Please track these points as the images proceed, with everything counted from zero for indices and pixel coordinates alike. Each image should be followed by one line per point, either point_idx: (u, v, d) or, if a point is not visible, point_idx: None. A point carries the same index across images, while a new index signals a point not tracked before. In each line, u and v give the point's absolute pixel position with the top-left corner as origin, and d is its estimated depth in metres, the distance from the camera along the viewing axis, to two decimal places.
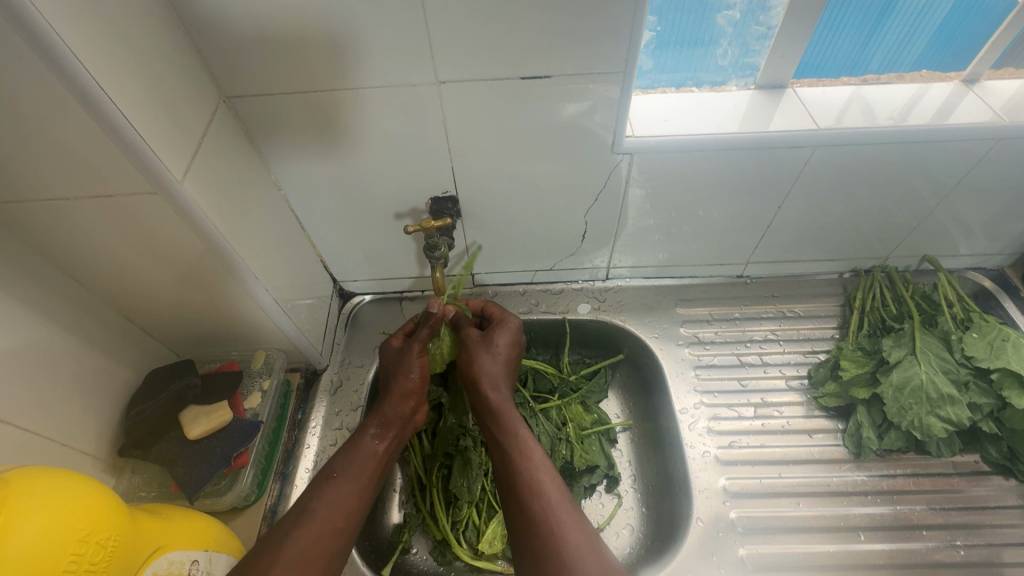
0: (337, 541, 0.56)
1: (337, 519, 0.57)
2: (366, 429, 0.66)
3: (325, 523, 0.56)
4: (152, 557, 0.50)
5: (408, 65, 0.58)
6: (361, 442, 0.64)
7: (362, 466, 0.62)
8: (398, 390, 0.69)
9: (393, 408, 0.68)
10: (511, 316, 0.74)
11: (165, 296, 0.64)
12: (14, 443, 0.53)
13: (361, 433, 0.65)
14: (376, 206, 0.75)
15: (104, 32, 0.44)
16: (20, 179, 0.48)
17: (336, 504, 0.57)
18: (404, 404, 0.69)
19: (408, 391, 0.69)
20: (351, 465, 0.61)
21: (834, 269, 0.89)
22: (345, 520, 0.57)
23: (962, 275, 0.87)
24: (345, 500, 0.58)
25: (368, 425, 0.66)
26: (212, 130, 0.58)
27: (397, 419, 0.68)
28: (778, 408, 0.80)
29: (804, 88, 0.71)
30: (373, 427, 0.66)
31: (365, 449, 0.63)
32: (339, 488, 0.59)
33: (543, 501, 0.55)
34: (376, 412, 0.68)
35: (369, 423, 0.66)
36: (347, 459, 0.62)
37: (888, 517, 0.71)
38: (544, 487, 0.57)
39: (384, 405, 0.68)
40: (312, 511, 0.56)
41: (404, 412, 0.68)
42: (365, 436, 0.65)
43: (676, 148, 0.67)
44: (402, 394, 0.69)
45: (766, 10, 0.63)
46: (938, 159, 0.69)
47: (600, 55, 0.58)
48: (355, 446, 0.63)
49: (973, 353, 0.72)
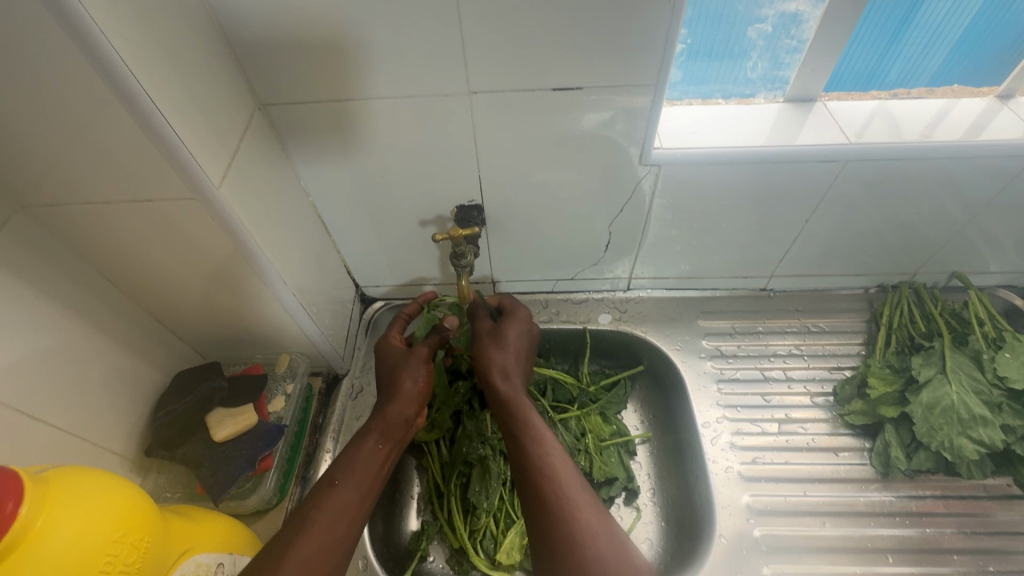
0: (337, 552, 0.55)
1: (339, 529, 0.56)
2: (367, 434, 0.65)
3: (326, 532, 0.55)
4: (181, 558, 0.51)
5: (440, 74, 0.59)
6: (362, 448, 0.63)
7: (363, 473, 0.61)
8: (402, 393, 0.69)
9: (396, 410, 0.67)
10: (523, 308, 0.77)
11: (193, 299, 0.65)
12: (45, 440, 0.54)
13: (363, 437, 0.64)
14: (402, 213, 0.75)
15: (150, 40, 0.45)
16: (63, 181, 0.49)
17: (340, 513, 0.57)
18: (407, 407, 0.68)
19: (412, 393, 0.69)
20: (354, 472, 0.61)
21: (859, 284, 0.87)
22: (345, 529, 0.56)
23: (993, 292, 0.85)
24: (347, 509, 0.57)
25: (371, 430, 0.65)
26: (248, 135, 0.59)
27: (400, 424, 0.67)
28: (802, 425, 0.79)
29: (834, 101, 0.70)
30: (375, 433, 0.65)
31: (365, 456, 0.63)
32: (342, 497, 0.58)
33: (553, 491, 0.56)
34: (380, 418, 0.67)
35: (371, 428, 0.66)
36: (349, 465, 0.61)
37: (916, 539, 0.70)
38: (554, 463, 0.58)
39: (389, 409, 0.67)
40: (314, 519, 0.55)
41: (407, 416, 0.68)
42: (368, 443, 0.64)
43: (703, 160, 0.66)
44: (406, 398, 0.69)
45: (797, 24, 0.62)
46: (972, 176, 0.68)
47: (632, 67, 0.58)
48: (357, 453, 0.63)
49: (1006, 374, 0.70)
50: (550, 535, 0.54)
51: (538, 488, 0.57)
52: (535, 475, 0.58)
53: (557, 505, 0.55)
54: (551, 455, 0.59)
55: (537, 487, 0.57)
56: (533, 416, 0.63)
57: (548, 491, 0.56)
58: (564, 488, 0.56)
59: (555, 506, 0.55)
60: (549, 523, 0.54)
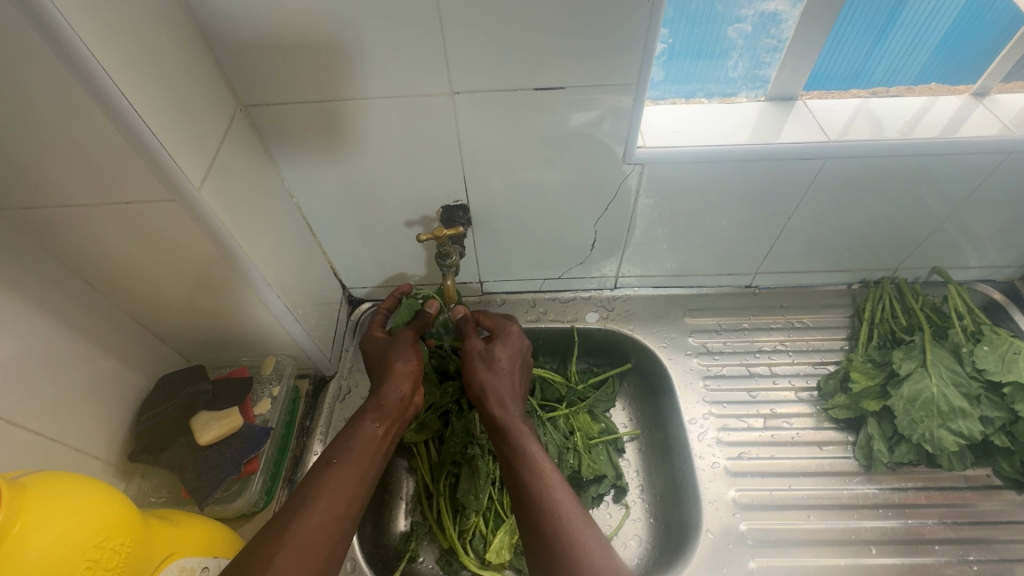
0: (337, 528, 0.55)
1: (339, 507, 0.56)
2: (365, 414, 0.64)
3: (327, 510, 0.55)
4: (163, 563, 0.50)
5: (423, 75, 0.59)
6: (360, 427, 0.62)
7: (361, 452, 0.61)
8: (395, 374, 0.67)
9: (392, 391, 0.66)
10: (514, 326, 0.76)
11: (177, 302, 0.64)
12: (26, 446, 0.54)
13: (360, 418, 0.63)
14: (387, 214, 0.75)
15: (127, 41, 0.45)
16: (40, 185, 0.49)
17: (339, 490, 0.57)
18: (403, 386, 0.66)
19: (407, 373, 0.67)
20: (351, 450, 0.60)
21: (843, 280, 0.88)
22: (345, 506, 0.57)
23: (972, 287, 0.86)
24: (346, 487, 0.57)
25: (367, 410, 0.64)
26: (230, 136, 0.59)
27: (397, 403, 0.65)
28: (787, 420, 0.80)
29: (814, 100, 0.71)
30: (370, 412, 0.64)
31: (363, 436, 0.62)
32: (340, 474, 0.58)
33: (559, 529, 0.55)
34: (374, 397, 0.65)
35: (368, 409, 0.64)
36: (347, 444, 0.61)
37: (899, 530, 0.71)
38: (554, 496, 0.58)
39: (383, 389, 0.66)
40: (313, 498, 0.56)
41: (404, 395, 0.66)
42: (365, 423, 0.63)
43: (685, 158, 0.67)
44: (401, 376, 0.67)
45: (776, 24, 0.63)
46: (949, 172, 0.69)
47: (614, 66, 0.58)
48: (355, 432, 0.62)
49: (984, 366, 0.72)
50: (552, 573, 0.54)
51: (541, 524, 0.57)
52: (537, 510, 0.58)
53: (560, 541, 0.55)
54: (551, 488, 0.59)
55: (540, 524, 0.57)
56: (533, 446, 0.63)
57: (551, 528, 0.56)
58: (566, 522, 0.56)
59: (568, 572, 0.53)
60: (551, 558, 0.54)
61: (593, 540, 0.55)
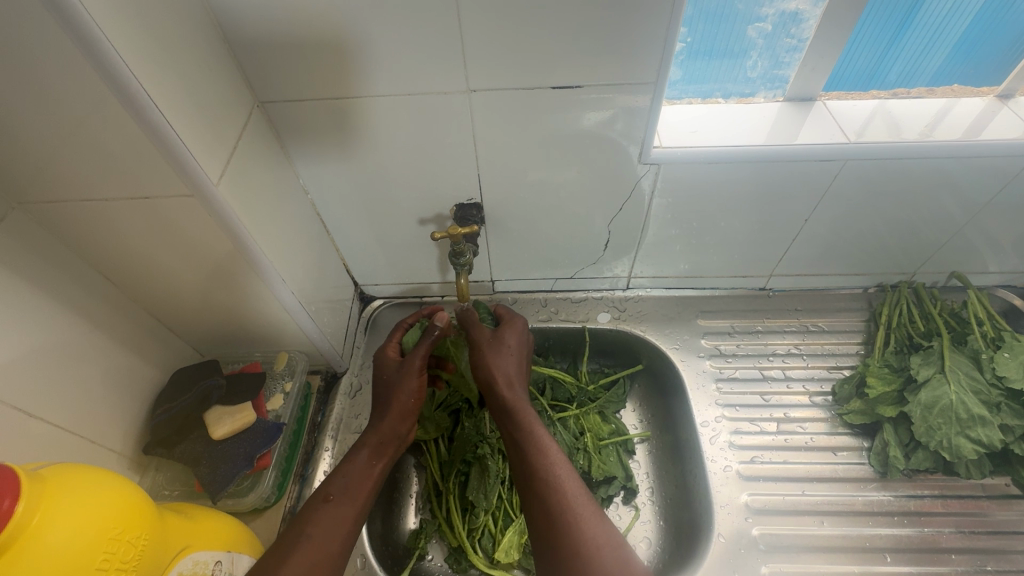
0: (331, 566, 0.55)
1: (332, 544, 0.56)
2: (362, 447, 0.65)
3: (320, 547, 0.55)
4: (178, 556, 0.51)
5: (440, 73, 0.59)
6: (355, 462, 0.63)
7: (358, 487, 0.61)
8: (393, 409, 0.68)
9: (390, 426, 0.67)
10: (519, 318, 0.76)
11: (193, 296, 0.65)
12: (43, 437, 0.54)
13: (356, 453, 0.64)
14: (401, 212, 0.75)
15: (147, 38, 0.45)
16: (61, 179, 0.49)
17: (333, 527, 0.56)
18: (402, 424, 0.68)
19: (405, 410, 0.68)
20: (348, 486, 0.61)
21: (859, 283, 0.87)
22: (339, 543, 0.56)
23: (992, 292, 0.85)
24: (340, 523, 0.57)
25: (365, 445, 0.65)
26: (247, 132, 0.59)
27: (394, 439, 0.67)
28: (800, 424, 0.79)
29: (834, 101, 0.70)
30: (369, 446, 0.65)
31: (359, 470, 0.62)
32: (335, 511, 0.58)
33: (565, 511, 0.55)
34: (374, 432, 0.66)
35: (366, 442, 0.65)
36: (343, 480, 0.61)
37: (914, 538, 0.70)
38: (559, 474, 0.58)
39: (382, 423, 0.67)
40: (308, 535, 0.55)
41: (401, 432, 0.68)
42: (362, 456, 0.64)
43: (702, 159, 0.66)
44: (400, 414, 0.68)
45: (797, 23, 0.62)
46: (971, 176, 0.68)
47: (632, 64, 0.58)
48: (352, 466, 0.63)
49: (1005, 373, 0.70)
50: (559, 550, 0.53)
51: (548, 503, 0.56)
52: (545, 488, 0.57)
53: (566, 519, 0.54)
54: (555, 465, 0.59)
55: (546, 502, 0.56)
56: (537, 425, 0.63)
57: (556, 505, 0.56)
58: (570, 500, 0.56)
59: (574, 552, 0.52)
60: (557, 536, 0.54)
61: (595, 526, 0.54)
